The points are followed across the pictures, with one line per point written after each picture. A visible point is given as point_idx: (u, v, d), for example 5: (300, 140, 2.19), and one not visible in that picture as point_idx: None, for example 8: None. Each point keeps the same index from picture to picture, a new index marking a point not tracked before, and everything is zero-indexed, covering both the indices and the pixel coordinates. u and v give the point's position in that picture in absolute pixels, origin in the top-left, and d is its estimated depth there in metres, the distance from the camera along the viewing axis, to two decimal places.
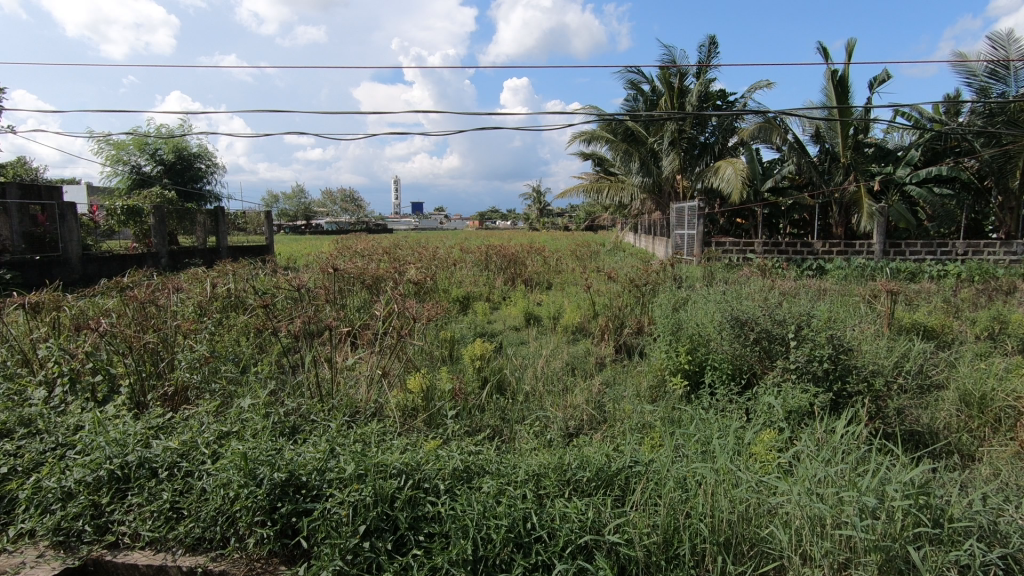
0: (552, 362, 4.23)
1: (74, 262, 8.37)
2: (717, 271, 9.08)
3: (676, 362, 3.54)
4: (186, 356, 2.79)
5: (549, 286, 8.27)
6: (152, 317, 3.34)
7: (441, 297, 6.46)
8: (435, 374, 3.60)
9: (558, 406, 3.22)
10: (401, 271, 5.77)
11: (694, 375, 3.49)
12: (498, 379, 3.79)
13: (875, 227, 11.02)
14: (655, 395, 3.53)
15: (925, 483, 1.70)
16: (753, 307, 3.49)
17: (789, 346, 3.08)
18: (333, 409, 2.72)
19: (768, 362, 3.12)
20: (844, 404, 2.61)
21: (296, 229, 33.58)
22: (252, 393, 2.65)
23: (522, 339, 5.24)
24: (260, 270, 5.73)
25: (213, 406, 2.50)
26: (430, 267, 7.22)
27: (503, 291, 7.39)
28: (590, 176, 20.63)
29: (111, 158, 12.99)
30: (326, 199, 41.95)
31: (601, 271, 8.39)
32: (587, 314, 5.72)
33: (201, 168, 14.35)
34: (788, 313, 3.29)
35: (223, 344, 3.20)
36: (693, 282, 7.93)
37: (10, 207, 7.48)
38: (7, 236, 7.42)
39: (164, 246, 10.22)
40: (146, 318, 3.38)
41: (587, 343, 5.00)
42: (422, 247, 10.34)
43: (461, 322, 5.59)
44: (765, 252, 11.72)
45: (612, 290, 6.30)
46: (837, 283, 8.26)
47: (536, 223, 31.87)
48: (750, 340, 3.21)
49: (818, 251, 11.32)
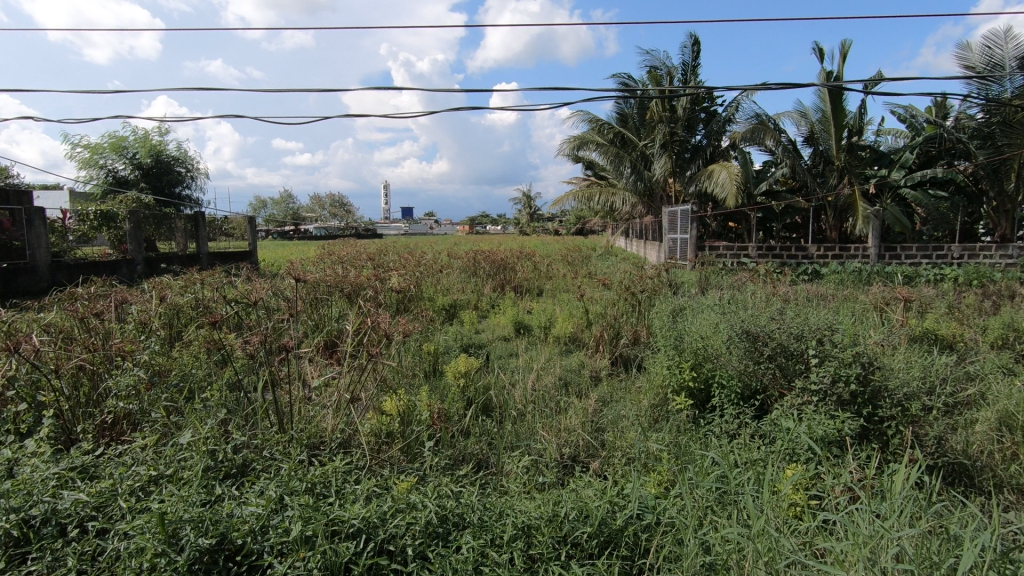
0: (543, 378, 3.91)
1: (43, 269, 7.91)
2: (713, 277, 8.80)
3: (679, 379, 3.23)
4: (128, 378, 2.43)
5: (540, 292, 7.96)
6: (98, 333, 2.96)
7: (427, 305, 6.12)
8: (414, 394, 3.27)
9: (550, 432, 2.90)
10: (382, 279, 5.44)
11: (699, 393, 3.20)
12: (486, 398, 3.47)
13: (870, 231, 10.83)
14: (656, 417, 3.21)
15: (1010, 550, 1.37)
16: (764, 320, 3.16)
17: (808, 364, 2.75)
18: (292, 440, 2.37)
19: (785, 381, 2.80)
20: (878, 433, 2.28)
21: (283, 234, 33.00)
22: (196, 423, 2.29)
23: (512, 351, 4.91)
24: (233, 279, 5.37)
25: (150, 440, 2.16)
26: (415, 274, 6.89)
27: (492, 299, 7.07)
28: (580, 180, 20.40)
29: (87, 162, 12.53)
30: (314, 204, 41.51)
31: (593, 276, 8.09)
32: (580, 323, 5.40)
33: (181, 172, 13.85)
34: (805, 325, 2.94)
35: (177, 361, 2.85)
36: (687, 288, 7.64)
37: None
38: None
39: (140, 252, 9.77)
40: (89, 336, 3.00)
41: (580, 355, 4.68)
42: (409, 253, 9.97)
43: (446, 332, 5.25)
44: (759, 256, 11.45)
45: (606, 298, 5.99)
46: (836, 288, 7.99)
47: (526, 226, 31.58)
48: (764, 356, 2.87)
49: (813, 255, 11.09)
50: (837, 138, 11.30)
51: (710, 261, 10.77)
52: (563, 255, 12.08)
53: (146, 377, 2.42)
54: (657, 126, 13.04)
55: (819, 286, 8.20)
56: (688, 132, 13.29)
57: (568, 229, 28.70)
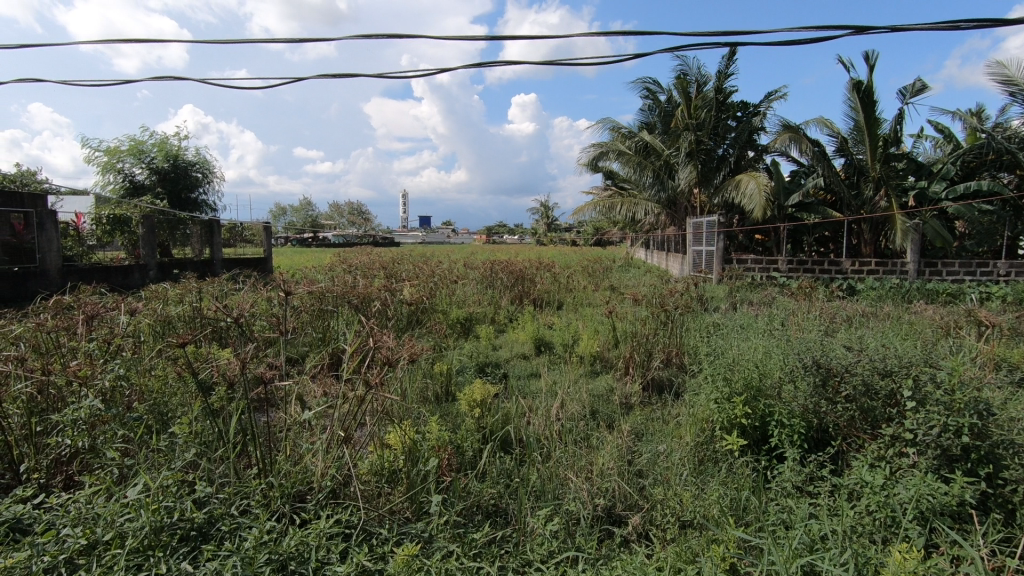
0: (568, 406, 3.48)
1: (53, 273, 7.70)
2: (742, 292, 8.34)
3: (730, 415, 2.77)
4: (81, 410, 2.02)
5: (561, 306, 7.54)
6: (64, 348, 2.58)
7: (441, 318, 5.72)
8: (424, 425, 2.87)
9: (580, 478, 2.49)
10: (393, 290, 5.05)
11: (754, 433, 2.74)
12: (504, 429, 3.05)
13: (909, 245, 10.24)
14: (703, 462, 2.76)
15: None
16: (836, 351, 2.69)
17: (899, 407, 2.29)
18: (276, 488, 1.98)
19: (870, 428, 2.34)
20: (1002, 500, 1.85)
21: (302, 241, 33.01)
22: (158, 467, 1.91)
23: (532, 372, 4.49)
24: (235, 287, 5.04)
25: (98, 490, 1.78)
26: (430, 285, 6.52)
27: (510, 312, 6.66)
28: (601, 190, 19.95)
29: (104, 166, 12.40)
30: (333, 212, 41.57)
31: (618, 291, 7.63)
32: (607, 341, 4.95)
33: (198, 177, 13.67)
34: (892, 358, 2.47)
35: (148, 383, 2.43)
36: (717, 305, 7.14)
37: None
38: None
39: (153, 257, 9.45)
40: (55, 351, 2.62)
41: (608, 379, 4.24)
42: (426, 262, 9.60)
43: (461, 349, 4.86)
44: (790, 271, 10.92)
45: (635, 314, 5.52)
46: (878, 306, 7.45)
47: (544, 237, 31.13)
48: (841, 396, 2.42)
49: (848, 270, 10.54)
50: (874, 148, 10.73)
51: (739, 274, 10.25)
52: (584, 266, 11.67)
53: (110, 409, 2.02)
54: (682, 134, 12.62)
55: (858, 304, 7.67)
56: (714, 141, 12.84)
57: (587, 240, 28.19)
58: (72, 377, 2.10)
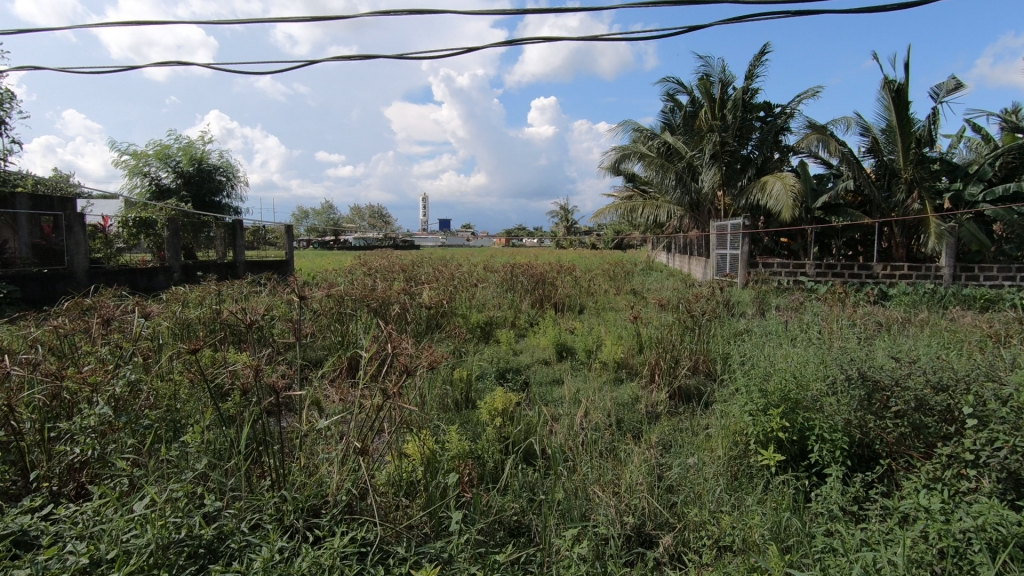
0: (592, 415, 3.36)
1: (81, 275, 7.79)
2: (769, 297, 8.12)
3: (765, 428, 2.61)
4: (90, 418, 1.94)
5: (582, 310, 7.40)
6: (79, 351, 2.52)
7: (461, 321, 5.62)
8: (443, 434, 2.77)
9: (607, 494, 2.37)
10: (413, 294, 4.97)
11: (792, 448, 2.58)
12: (526, 439, 2.94)
13: (943, 249, 9.88)
14: (737, 478, 2.61)
15: None
16: (884, 364, 2.53)
17: (959, 426, 2.13)
18: (291, 502, 1.90)
19: (924, 448, 2.19)
20: None
21: (323, 244, 33.31)
22: (168, 479, 1.83)
23: (554, 378, 4.37)
24: (255, 290, 5.01)
25: (105, 502, 1.71)
26: (450, 288, 6.44)
27: (530, 316, 6.55)
28: (622, 193, 19.74)
29: (131, 170, 12.61)
30: (354, 215, 41.90)
31: (642, 296, 7.46)
32: (631, 347, 4.81)
33: (221, 181, 13.81)
34: (947, 373, 2.31)
35: (161, 389, 2.35)
36: (744, 310, 6.93)
37: (19, 218, 7.06)
38: (14, 249, 6.98)
39: (177, 259, 9.54)
40: (70, 354, 2.56)
41: (633, 387, 4.10)
42: (446, 265, 9.54)
43: (481, 354, 4.77)
44: (818, 275, 10.62)
45: (659, 319, 5.37)
46: (912, 312, 7.18)
47: (563, 240, 30.95)
48: (893, 413, 2.26)
49: (878, 274, 10.21)
50: (906, 149, 10.39)
51: (765, 278, 9.99)
52: (605, 269, 11.51)
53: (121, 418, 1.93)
54: (706, 135, 12.40)
55: (892, 309, 7.39)
56: (739, 143, 12.59)
57: (607, 244, 27.96)
58: (80, 383, 2.02)
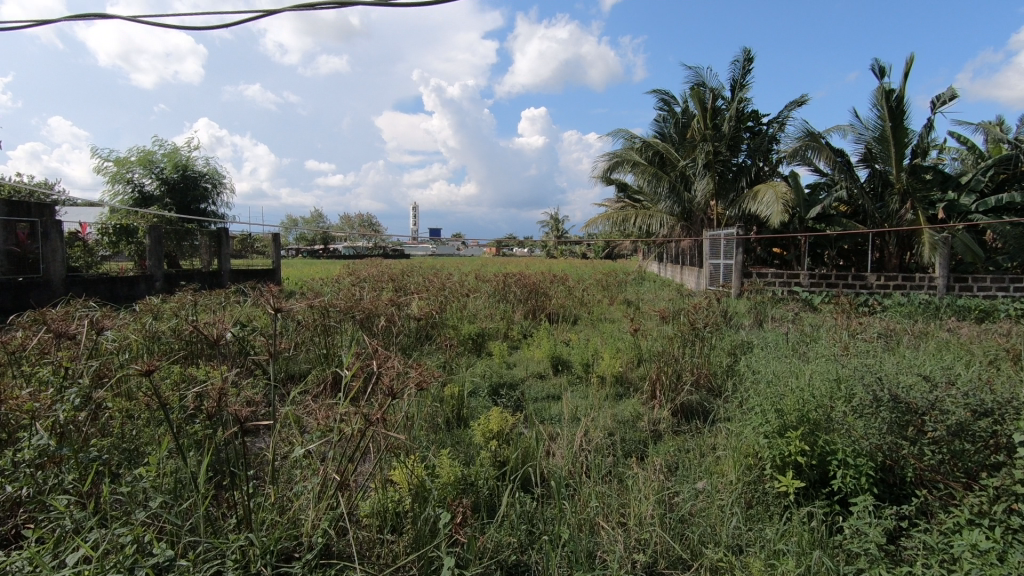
0: (592, 434, 3.14)
1: (57, 284, 7.47)
2: (764, 307, 8.00)
3: (783, 452, 2.40)
4: (24, 451, 1.66)
5: (576, 321, 7.20)
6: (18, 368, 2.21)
7: (451, 333, 5.40)
8: (433, 459, 2.54)
9: (612, 527, 2.17)
10: (401, 305, 4.73)
11: (813, 475, 2.38)
12: (522, 463, 2.72)
13: (937, 259, 9.78)
14: (752, 508, 2.41)
15: None
16: (913, 387, 2.37)
17: (1004, 457, 2.00)
18: (262, 546, 1.67)
19: (966, 481, 2.04)
20: None
21: (312, 253, 32.92)
22: (114, 522, 1.58)
23: (550, 394, 4.16)
24: (237, 300, 4.76)
25: (34, 551, 1.46)
26: (440, 298, 6.21)
27: (524, 328, 6.33)
28: (613, 203, 19.66)
29: (113, 177, 12.29)
30: (344, 225, 41.53)
31: (638, 308, 7.27)
32: (629, 361, 4.62)
33: (206, 188, 13.49)
34: (986, 398, 2.18)
35: (112, 414, 2.07)
36: (741, 322, 6.76)
37: None
38: None
39: (159, 268, 9.23)
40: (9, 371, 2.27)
41: (633, 403, 3.89)
42: (436, 275, 9.28)
43: (473, 367, 4.56)
44: (812, 285, 10.51)
45: (658, 332, 5.17)
46: (909, 323, 7.07)
47: (554, 250, 30.77)
48: (932, 440, 2.11)
49: (873, 285, 10.11)
50: (899, 159, 10.36)
51: (760, 288, 9.86)
52: (598, 279, 11.31)
53: (62, 450, 1.66)
54: (699, 145, 12.34)
55: (890, 321, 7.27)
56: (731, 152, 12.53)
57: (598, 254, 27.86)
58: (13, 411, 1.72)
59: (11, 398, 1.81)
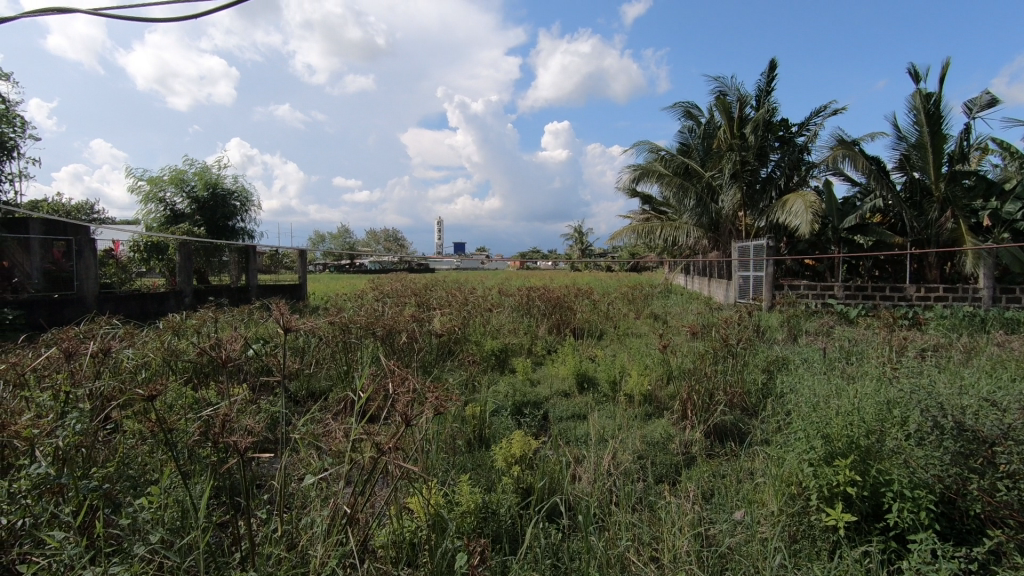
0: (620, 457, 2.97)
1: (90, 301, 7.46)
2: (798, 321, 7.71)
3: (831, 482, 2.20)
4: (21, 481, 1.60)
5: (602, 336, 7.00)
6: (22, 391, 2.15)
7: (474, 349, 5.27)
8: (452, 485, 2.41)
9: (643, 565, 2.00)
10: (423, 321, 4.63)
11: (866, 508, 2.17)
12: (546, 491, 2.56)
13: (982, 269, 9.32)
14: (797, 543, 2.21)
15: None
16: (978, 414, 2.16)
17: None
18: None
19: None
20: None
21: (339, 268, 33.32)
22: (110, 560, 1.49)
23: (576, 413, 4.00)
24: (259, 317, 4.72)
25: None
26: (463, 313, 6.10)
27: (548, 343, 6.18)
28: (639, 215, 19.41)
29: (146, 196, 12.58)
30: (370, 240, 41.99)
31: (666, 322, 7.05)
32: (658, 379, 4.42)
33: (235, 206, 13.72)
34: None
35: (116, 440, 2.00)
36: (775, 337, 6.48)
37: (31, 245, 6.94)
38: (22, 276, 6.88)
39: (189, 284, 9.14)
40: (18, 394, 2.23)
41: (663, 424, 3.71)
42: (460, 289, 9.18)
43: (496, 385, 4.43)
44: (848, 297, 10.11)
45: (689, 348, 4.95)
46: (956, 337, 6.70)
47: (578, 262, 30.47)
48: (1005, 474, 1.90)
49: (912, 296, 9.69)
50: (937, 166, 9.97)
51: (792, 301, 9.53)
52: (623, 292, 11.12)
53: (59, 479, 1.59)
54: (726, 154, 12.09)
55: (934, 335, 6.91)
56: (759, 162, 12.24)
57: (624, 267, 27.54)
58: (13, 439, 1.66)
59: (11, 424, 1.75)
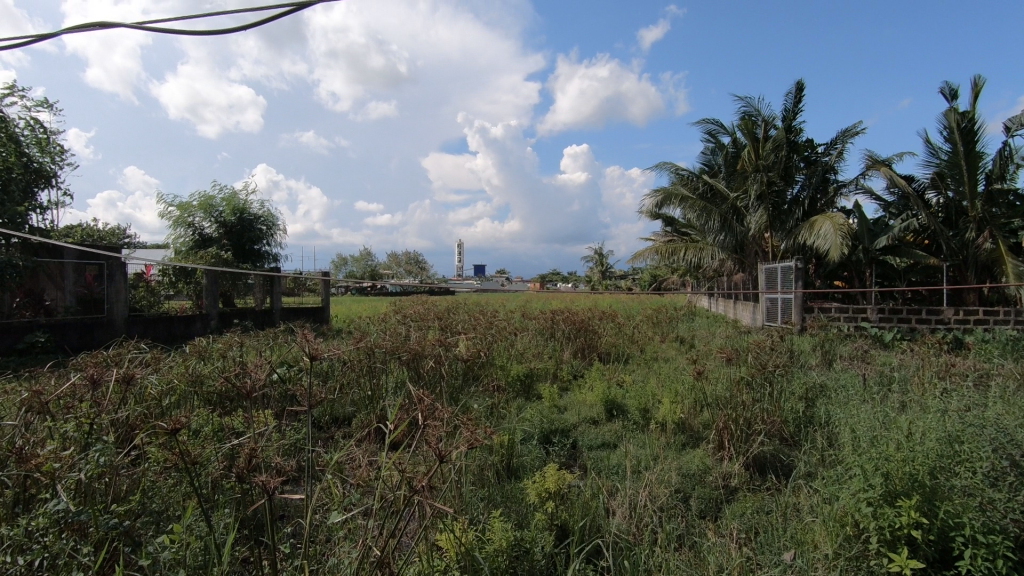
0: (657, 490, 2.82)
1: (120, 323, 7.54)
2: (831, 345, 7.46)
3: (893, 524, 2.02)
4: (41, 517, 1.55)
5: (628, 360, 6.83)
6: (48, 419, 2.11)
7: (499, 373, 5.16)
8: (482, 520, 2.29)
9: None
10: (447, 345, 4.54)
11: (934, 554, 2.00)
12: (580, 527, 2.42)
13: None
14: None
15: None
16: None
17: None
18: None
19: None
20: None
21: (361, 290, 33.59)
22: None
23: (606, 441, 3.86)
24: (285, 341, 4.70)
25: None
26: (487, 336, 6.00)
27: (574, 368, 6.04)
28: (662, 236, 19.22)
29: (177, 221, 12.85)
30: (392, 262, 42.33)
31: (695, 347, 6.84)
32: (691, 406, 4.25)
33: (262, 230, 13.93)
34: None
35: (139, 471, 1.93)
36: (809, 362, 6.24)
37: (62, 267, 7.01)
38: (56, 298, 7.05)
39: (216, 307, 9.22)
40: (44, 422, 2.20)
41: (698, 454, 3.54)
42: (482, 312, 9.10)
43: (522, 411, 4.29)
44: (882, 320, 9.78)
45: (721, 374, 4.77)
46: (999, 362, 6.40)
47: (600, 283, 30.23)
48: None
49: (950, 319, 9.33)
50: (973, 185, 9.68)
51: (823, 324, 9.25)
52: (647, 315, 10.95)
53: (79, 516, 1.52)
54: (751, 175, 11.93)
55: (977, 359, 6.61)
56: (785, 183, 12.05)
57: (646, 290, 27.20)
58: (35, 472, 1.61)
59: (35, 456, 1.70)
